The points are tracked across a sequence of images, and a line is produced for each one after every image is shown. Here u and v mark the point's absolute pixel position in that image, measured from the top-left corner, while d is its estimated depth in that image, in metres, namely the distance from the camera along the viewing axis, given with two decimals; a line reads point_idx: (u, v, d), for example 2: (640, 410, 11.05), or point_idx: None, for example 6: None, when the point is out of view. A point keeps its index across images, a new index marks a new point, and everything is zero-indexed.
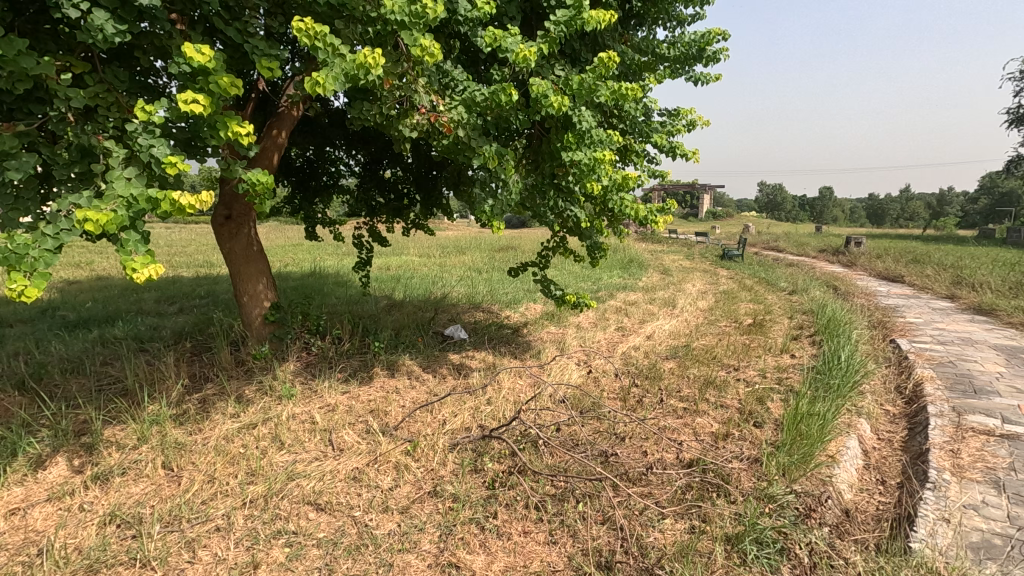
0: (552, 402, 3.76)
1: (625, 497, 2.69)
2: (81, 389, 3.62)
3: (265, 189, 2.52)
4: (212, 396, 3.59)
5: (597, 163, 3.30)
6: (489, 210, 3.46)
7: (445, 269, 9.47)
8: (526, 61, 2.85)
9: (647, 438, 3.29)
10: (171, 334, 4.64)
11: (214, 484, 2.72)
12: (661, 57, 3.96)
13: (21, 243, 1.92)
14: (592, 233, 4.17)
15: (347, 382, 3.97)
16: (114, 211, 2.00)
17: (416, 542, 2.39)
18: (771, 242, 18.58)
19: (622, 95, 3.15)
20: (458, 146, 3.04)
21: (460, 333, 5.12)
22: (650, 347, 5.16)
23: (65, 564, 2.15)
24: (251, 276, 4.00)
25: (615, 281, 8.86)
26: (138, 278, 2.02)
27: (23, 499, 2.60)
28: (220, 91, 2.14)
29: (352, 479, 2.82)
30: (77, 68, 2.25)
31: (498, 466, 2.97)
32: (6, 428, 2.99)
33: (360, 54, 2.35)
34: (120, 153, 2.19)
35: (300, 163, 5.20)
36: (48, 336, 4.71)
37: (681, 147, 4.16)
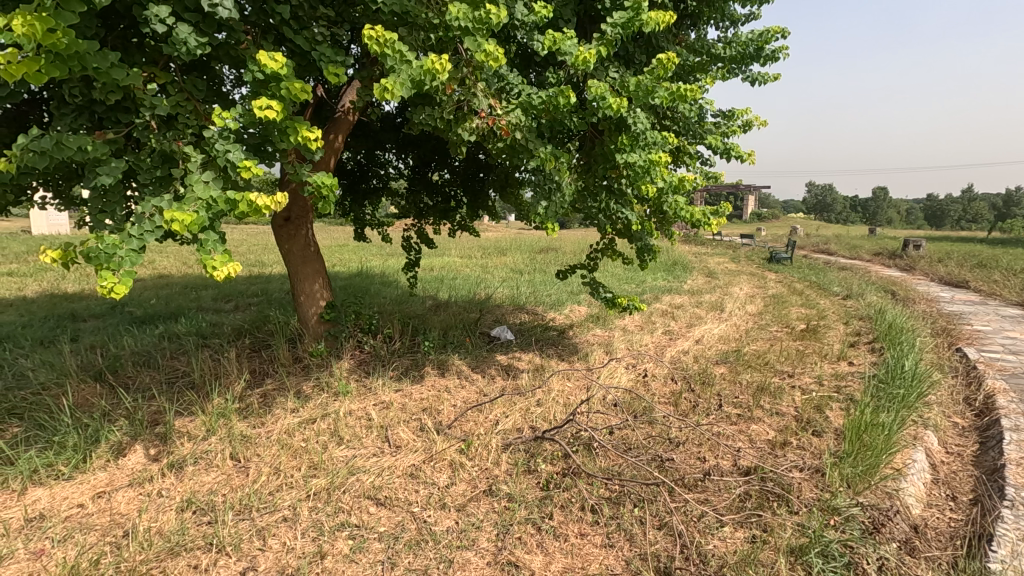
0: (603, 405, 3.75)
1: (682, 503, 2.66)
2: (153, 381, 3.82)
3: (330, 192, 2.61)
4: (273, 391, 3.73)
5: (652, 165, 3.26)
6: (543, 212, 3.47)
7: (488, 269, 9.52)
8: (585, 64, 2.85)
9: (702, 444, 3.24)
10: (232, 330, 4.83)
11: (279, 476, 2.83)
12: (717, 57, 3.87)
13: (110, 244, 2.03)
14: (643, 235, 4.09)
15: (399, 380, 4.07)
16: (195, 212, 2.10)
17: (473, 539, 2.43)
18: (821, 243, 17.90)
19: (680, 97, 3.10)
20: (515, 149, 3.08)
21: (507, 334, 5.16)
22: (700, 351, 5.07)
23: (149, 546, 2.28)
24: (308, 276, 4.14)
25: (660, 284, 8.73)
26: (217, 276, 2.11)
27: (108, 483, 2.77)
28: (291, 97, 2.22)
29: (410, 476, 2.89)
30: (160, 78, 2.37)
31: (552, 467, 2.98)
32: (89, 417, 3.19)
33: (427, 60, 2.41)
34: (198, 158, 2.29)
35: (351, 166, 5.28)
36: (120, 331, 4.99)
37: (736, 149, 4.08)
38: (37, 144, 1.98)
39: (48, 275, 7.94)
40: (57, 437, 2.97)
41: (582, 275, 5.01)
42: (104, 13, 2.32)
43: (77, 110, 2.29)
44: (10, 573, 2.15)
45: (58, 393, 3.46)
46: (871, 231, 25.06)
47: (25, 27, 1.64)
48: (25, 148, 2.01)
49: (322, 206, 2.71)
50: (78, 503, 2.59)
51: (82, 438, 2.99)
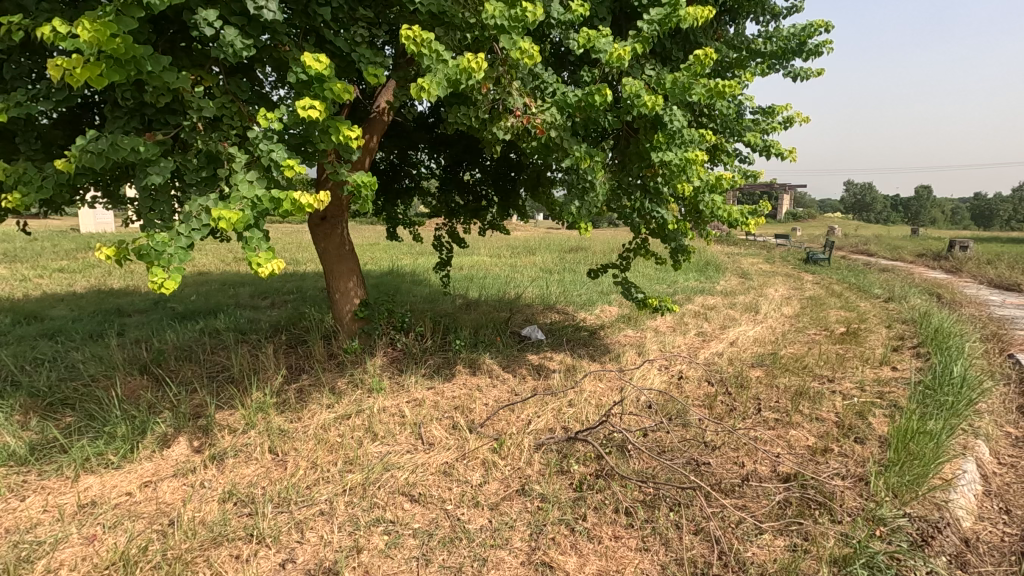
0: (636, 407, 3.70)
1: (719, 508, 2.61)
2: (195, 374, 3.93)
3: (369, 191, 2.65)
4: (308, 386, 3.81)
5: (688, 163, 3.19)
6: (576, 212, 3.42)
7: (517, 269, 9.51)
8: (620, 61, 2.82)
9: (739, 448, 3.17)
10: (269, 326, 4.94)
11: (316, 470, 2.88)
12: (756, 52, 3.77)
13: (160, 241, 2.10)
14: (677, 235, 3.99)
15: (431, 378, 4.10)
16: (241, 211, 2.15)
17: (507, 539, 2.43)
18: (860, 244, 17.36)
19: (719, 93, 3.02)
20: (549, 147, 3.06)
21: (538, 333, 5.15)
22: (735, 354, 4.95)
23: (193, 535, 2.34)
24: (342, 274, 4.20)
25: (692, 284, 8.59)
26: (262, 273, 2.17)
27: (153, 473, 2.87)
28: (333, 97, 2.27)
29: (443, 473, 2.91)
30: (207, 81, 2.44)
31: (585, 468, 2.96)
32: (136, 408, 3.31)
33: (463, 59, 2.42)
34: (243, 158, 2.34)
35: (384, 166, 5.32)
36: (163, 326, 5.16)
37: (776, 146, 3.97)
38: (94, 145, 2.08)
39: (95, 272, 8.25)
40: (107, 427, 3.09)
41: (614, 275, 4.94)
42: (154, 18, 2.39)
43: (129, 113, 2.36)
44: (65, 556, 2.24)
45: (107, 385, 3.60)
46: (913, 231, 24.17)
47: (90, 33, 1.73)
48: (83, 150, 2.11)
49: (360, 205, 2.75)
50: (126, 492, 2.69)
51: (130, 429, 3.10)
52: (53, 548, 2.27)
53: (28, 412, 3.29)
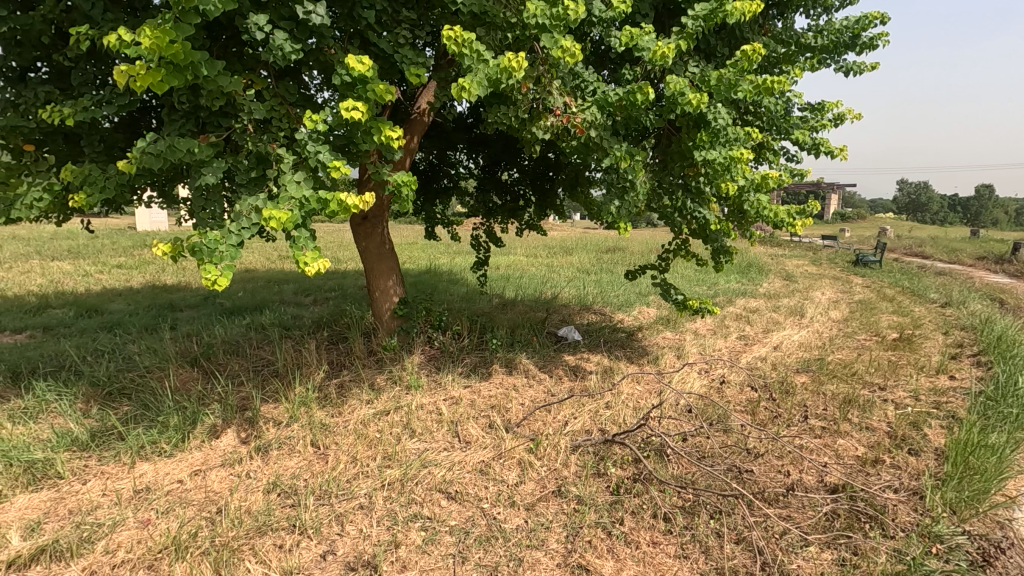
0: (675, 411, 3.63)
1: (762, 518, 2.53)
2: (242, 368, 4.07)
3: (410, 191, 2.69)
4: (349, 382, 3.89)
5: (733, 162, 3.10)
6: (615, 212, 3.35)
7: (554, 269, 9.47)
8: (664, 59, 2.76)
9: (784, 456, 3.07)
10: (311, 322, 5.07)
11: (356, 464, 2.94)
12: (806, 47, 3.64)
13: (213, 239, 2.19)
14: (719, 236, 3.88)
15: (468, 377, 4.12)
16: (290, 211, 2.22)
17: (543, 540, 2.42)
18: (914, 246, 16.57)
19: (766, 90, 2.93)
20: (589, 147, 3.03)
21: (575, 334, 5.11)
22: (779, 358, 4.79)
23: (240, 523, 2.42)
24: (382, 273, 4.28)
25: (734, 287, 8.36)
26: (309, 271, 2.24)
27: (203, 462, 2.99)
28: (376, 98, 2.30)
29: (479, 472, 2.92)
30: (257, 85, 2.52)
31: (622, 471, 2.92)
32: (187, 399, 3.45)
33: (504, 58, 2.42)
34: (291, 159, 2.41)
35: (423, 167, 5.38)
36: (212, 321, 5.36)
37: (826, 144, 3.82)
38: (153, 147, 2.19)
39: (150, 269, 8.65)
40: (160, 416, 3.23)
41: (653, 276, 4.84)
42: (209, 25, 2.49)
43: (185, 116, 2.46)
44: (122, 539, 2.35)
45: (161, 376, 3.77)
46: (972, 233, 22.91)
47: (152, 40, 1.82)
48: (143, 151, 2.23)
49: (402, 204, 2.79)
50: (178, 479, 2.81)
51: (182, 419, 3.24)
52: (111, 530, 2.38)
53: (89, 400, 3.47)
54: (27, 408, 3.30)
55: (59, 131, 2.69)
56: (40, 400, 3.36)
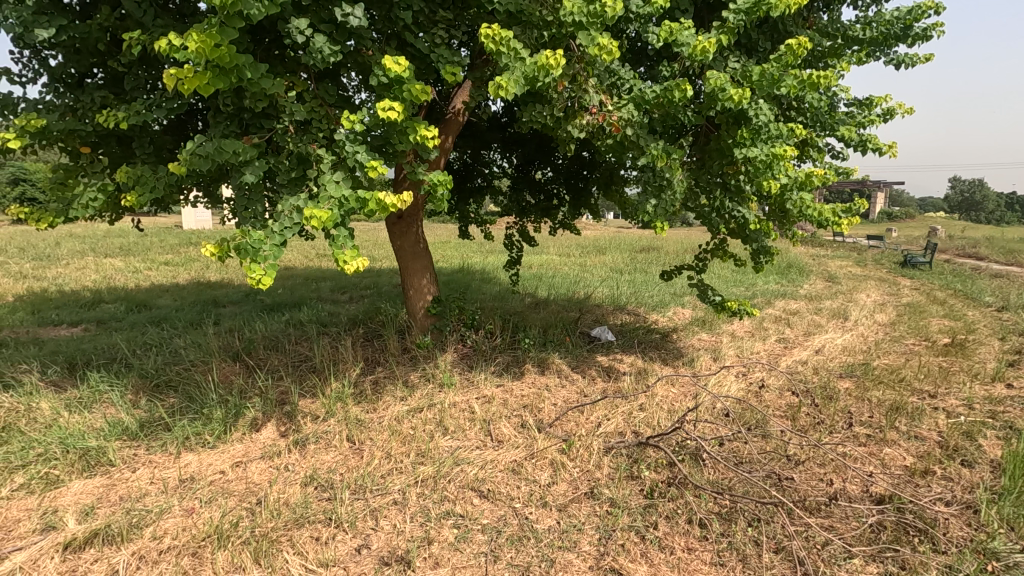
0: (712, 415, 3.55)
1: (803, 527, 2.45)
2: (281, 363, 4.18)
3: (445, 190, 2.72)
4: (383, 378, 3.95)
5: (776, 160, 3.00)
6: (651, 212, 3.24)
7: (587, 268, 9.39)
8: (704, 54, 2.70)
9: (826, 464, 2.97)
10: (347, 319, 5.17)
11: (390, 460, 2.98)
12: (853, 40, 3.49)
13: (257, 239, 2.26)
14: (759, 236, 3.77)
15: (500, 376, 4.13)
16: (330, 210, 2.27)
17: (575, 542, 2.40)
18: (967, 247, 15.80)
19: (811, 85, 2.83)
20: (625, 145, 2.98)
21: (608, 334, 5.06)
22: (821, 362, 4.64)
23: (278, 515, 2.49)
24: (417, 271, 4.32)
25: (774, 288, 8.13)
26: (348, 269, 2.29)
27: (244, 453, 3.08)
28: (412, 98, 2.33)
29: (511, 471, 2.92)
30: (298, 87, 2.58)
31: (656, 475, 2.87)
32: (230, 393, 3.56)
33: (541, 56, 2.41)
34: (330, 159, 2.46)
35: (457, 166, 5.40)
36: (253, 317, 5.52)
37: (874, 141, 3.67)
38: (201, 149, 2.28)
39: (195, 266, 8.98)
40: (204, 409, 3.35)
41: (689, 277, 4.74)
42: (253, 29, 2.56)
43: (230, 118, 2.54)
44: (168, 526, 2.45)
45: (205, 370, 3.90)
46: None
47: (198, 44, 1.88)
48: (193, 154, 2.32)
49: (437, 203, 2.82)
50: (221, 470, 2.91)
51: (225, 412, 3.34)
52: (158, 517, 2.48)
53: (138, 392, 3.62)
54: (82, 397, 3.47)
55: (113, 134, 2.81)
56: (93, 390, 3.53)
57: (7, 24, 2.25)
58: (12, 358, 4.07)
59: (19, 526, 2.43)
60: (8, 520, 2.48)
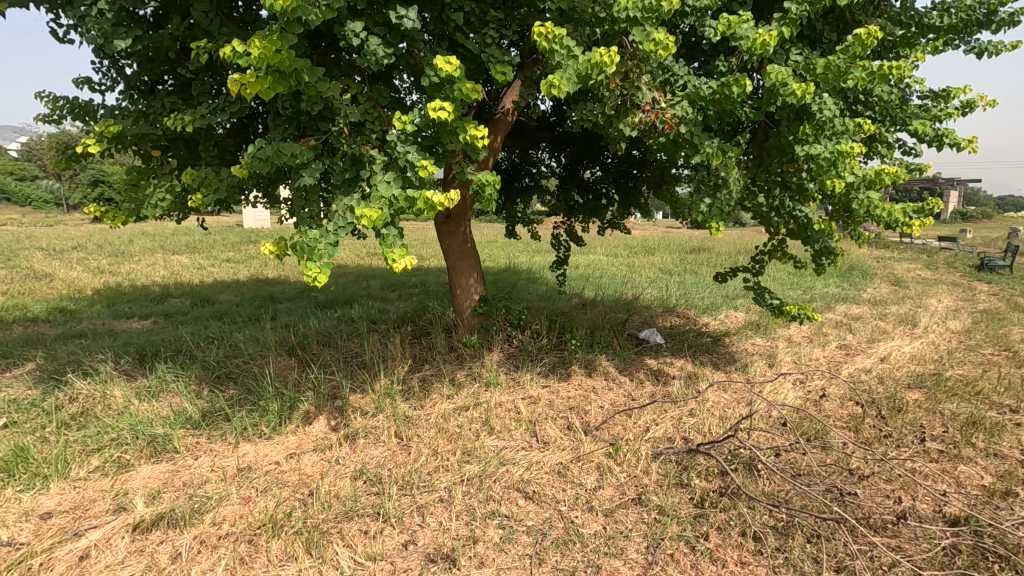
0: (767, 424, 3.40)
1: (867, 547, 2.31)
2: (333, 358, 4.30)
3: (494, 189, 2.72)
4: (430, 376, 3.99)
5: (841, 157, 2.84)
6: (705, 211, 3.13)
7: (635, 269, 9.22)
8: (764, 47, 2.58)
9: (893, 480, 2.79)
10: (396, 317, 5.26)
11: (437, 458, 3.01)
12: (929, 27, 3.27)
13: (312, 237, 2.33)
14: (823, 237, 3.51)
15: (546, 377, 4.11)
16: (381, 209, 2.32)
17: (622, 549, 2.35)
18: None
19: (882, 76, 2.67)
20: (678, 143, 2.89)
21: (657, 336, 4.94)
22: (886, 371, 4.37)
23: (329, 507, 2.55)
24: (464, 270, 4.35)
25: (834, 291, 7.74)
26: (397, 267, 2.32)
27: (298, 445, 3.19)
28: (462, 97, 2.34)
29: (557, 473, 2.89)
30: (352, 89, 2.63)
31: (707, 483, 2.78)
32: (285, 386, 3.70)
33: (595, 53, 2.37)
34: (381, 160, 2.50)
35: (505, 166, 5.39)
36: (307, 313, 5.71)
37: (952, 135, 3.43)
38: (261, 152, 2.37)
39: (254, 263, 9.39)
40: (261, 401, 3.48)
41: (745, 279, 4.55)
42: (310, 34, 2.64)
43: (288, 121, 2.62)
44: (227, 513, 2.55)
45: (262, 363, 4.06)
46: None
47: (259, 50, 1.96)
48: (253, 156, 2.41)
49: (485, 203, 2.82)
50: (276, 460, 3.01)
51: (280, 404, 3.47)
52: (218, 503, 2.59)
53: (201, 382, 3.81)
54: (151, 387, 3.68)
55: (181, 138, 2.95)
56: (161, 380, 3.73)
57: (89, 35, 2.41)
58: (90, 348, 4.36)
59: (95, 505, 2.59)
60: (85, 499, 2.65)
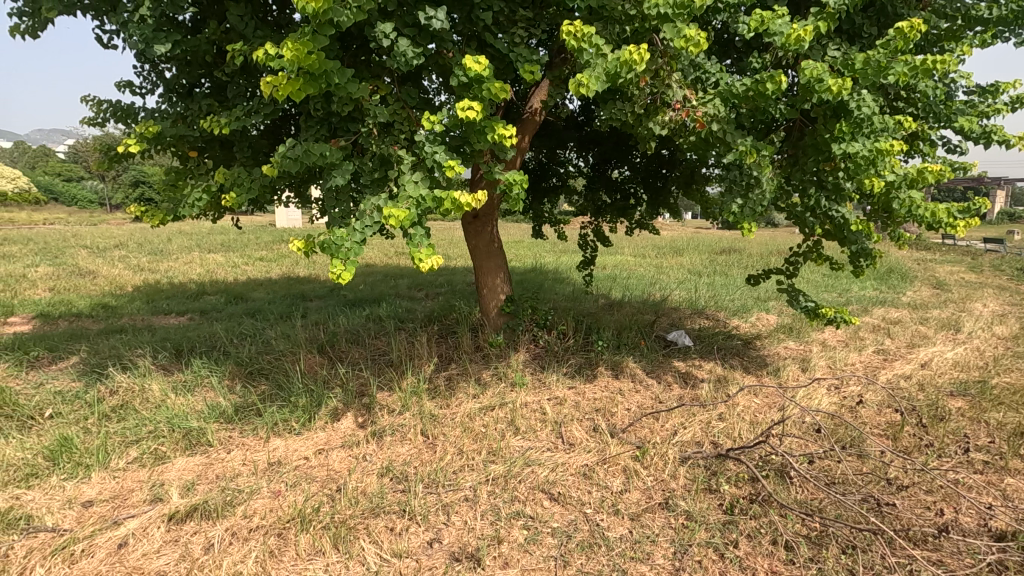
0: (800, 430, 3.31)
1: (906, 560, 2.23)
2: (361, 356, 4.36)
3: (521, 189, 2.71)
4: (456, 375, 4.01)
5: (881, 155, 2.74)
6: (737, 212, 3.06)
7: (663, 270, 9.09)
8: (799, 43, 2.51)
9: (934, 492, 2.68)
10: (423, 316, 5.30)
11: (462, 457, 3.02)
12: (977, 20, 3.13)
13: (340, 236, 2.36)
14: (860, 237, 3.41)
15: (572, 378, 4.08)
16: (408, 209, 2.34)
17: (649, 553, 2.32)
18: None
19: (925, 71, 2.57)
20: (709, 142, 2.83)
21: (685, 338, 4.86)
22: (927, 378, 4.20)
23: (356, 503, 2.59)
24: (490, 270, 4.36)
25: (872, 295, 7.49)
26: (423, 267, 2.34)
27: (326, 441, 3.24)
28: (490, 97, 2.34)
29: (583, 475, 2.87)
30: (382, 90, 2.66)
31: (737, 490, 2.72)
32: (314, 383, 3.76)
33: (624, 51, 2.34)
34: (410, 160, 2.52)
35: (532, 166, 5.37)
36: (337, 311, 5.80)
37: (1000, 132, 3.28)
38: (292, 152, 2.41)
39: (286, 262, 9.59)
40: (291, 397, 3.55)
41: (778, 280, 4.43)
42: (342, 36, 2.68)
43: (319, 122, 2.66)
44: (257, 506, 2.61)
45: (292, 359, 4.14)
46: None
47: (292, 52, 1.99)
48: (284, 156, 2.46)
49: (513, 203, 2.81)
50: (305, 456, 3.07)
51: (309, 400, 3.53)
52: (249, 497, 2.65)
53: (234, 378, 3.91)
54: (187, 381, 3.79)
55: (217, 139, 3.03)
56: (196, 375, 3.84)
57: (131, 40, 2.49)
58: (130, 342, 4.52)
59: (133, 495, 2.68)
60: (124, 489, 2.74)
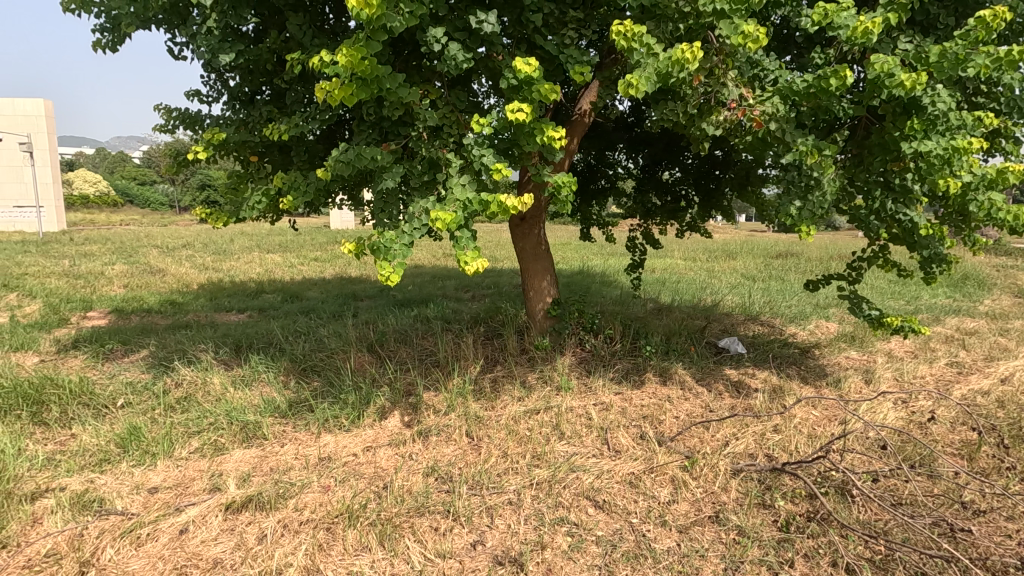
0: (863, 446, 3.13)
1: None
2: (408, 355, 4.43)
3: (569, 192, 2.68)
4: (502, 377, 4.01)
5: (957, 154, 2.55)
6: (795, 215, 2.92)
7: (716, 274, 8.81)
8: (866, 36, 2.37)
9: (1016, 519, 2.47)
10: (469, 317, 5.34)
11: (507, 460, 3.02)
12: None
13: (388, 238, 2.40)
14: (931, 241, 3.20)
15: (619, 383, 4.01)
16: (455, 212, 2.35)
17: (697, 568, 2.24)
18: None
19: (1009, 63, 2.37)
20: (766, 142, 2.71)
21: (738, 346, 4.69)
22: (1008, 394, 3.89)
23: (401, 502, 2.62)
24: (537, 273, 4.35)
25: (944, 303, 7.01)
26: (469, 270, 2.35)
27: (375, 439, 3.31)
28: (540, 98, 2.33)
29: (629, 484, 2.80)
30: (432, 94, 2.69)
31: (793, 506, 2.59)
32: (363, 381, 3.85)
33: (677, 49, 2.27)
34: (458, 163, 2.54)
35: (581, 167, 5.32)
36: (386, 311, 5.92)
37: None
38: (345, 156, 2.47)
39: (339, 262, 9.90)
40: (341, 394, 3.64)
41: (839, 286, 4.21)
42: (394, 42, 2.73)
43: (371, 126, 2.71)
44: (308, 499, 2.69)
45: (343, 357, 4.25)
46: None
47: (346, 58, 2.05)
48: (337, 160, 2.52)
49: (560, 206, 2.79)
50: (354, 452, 3.14)
51: (358, 398, 3.62)
52: (300, 490, 2.73)
53: (288, 374, 4.05)
54: (245, 376, 3.96)
55: (276, 144, 3.15)
56: (253, 370, 4.01)
57: (199, 51, 2.63)
58: (194, 338, 4.76)
59: (194, 484, 2.82)
60: (186, 477, 2.89)
